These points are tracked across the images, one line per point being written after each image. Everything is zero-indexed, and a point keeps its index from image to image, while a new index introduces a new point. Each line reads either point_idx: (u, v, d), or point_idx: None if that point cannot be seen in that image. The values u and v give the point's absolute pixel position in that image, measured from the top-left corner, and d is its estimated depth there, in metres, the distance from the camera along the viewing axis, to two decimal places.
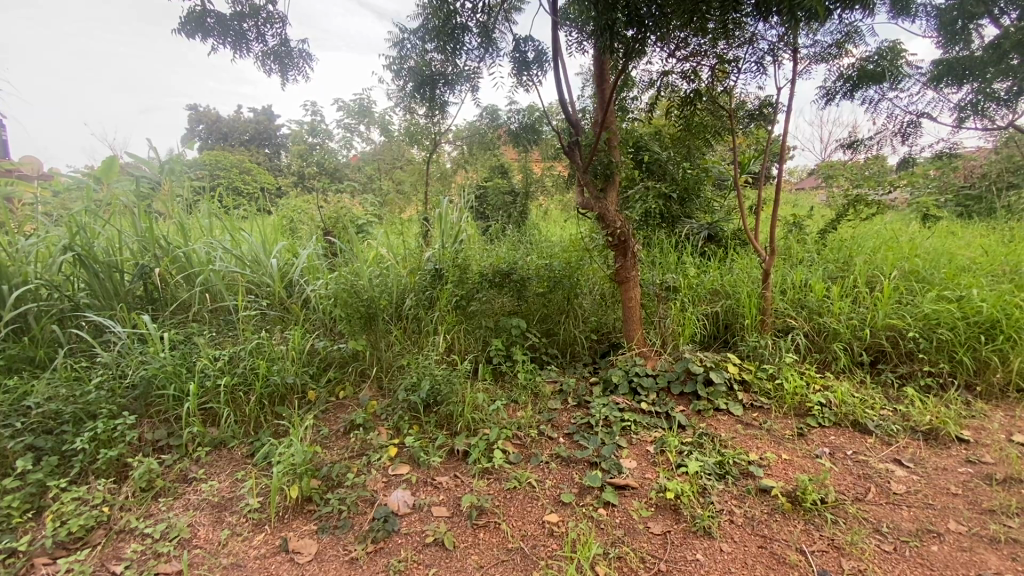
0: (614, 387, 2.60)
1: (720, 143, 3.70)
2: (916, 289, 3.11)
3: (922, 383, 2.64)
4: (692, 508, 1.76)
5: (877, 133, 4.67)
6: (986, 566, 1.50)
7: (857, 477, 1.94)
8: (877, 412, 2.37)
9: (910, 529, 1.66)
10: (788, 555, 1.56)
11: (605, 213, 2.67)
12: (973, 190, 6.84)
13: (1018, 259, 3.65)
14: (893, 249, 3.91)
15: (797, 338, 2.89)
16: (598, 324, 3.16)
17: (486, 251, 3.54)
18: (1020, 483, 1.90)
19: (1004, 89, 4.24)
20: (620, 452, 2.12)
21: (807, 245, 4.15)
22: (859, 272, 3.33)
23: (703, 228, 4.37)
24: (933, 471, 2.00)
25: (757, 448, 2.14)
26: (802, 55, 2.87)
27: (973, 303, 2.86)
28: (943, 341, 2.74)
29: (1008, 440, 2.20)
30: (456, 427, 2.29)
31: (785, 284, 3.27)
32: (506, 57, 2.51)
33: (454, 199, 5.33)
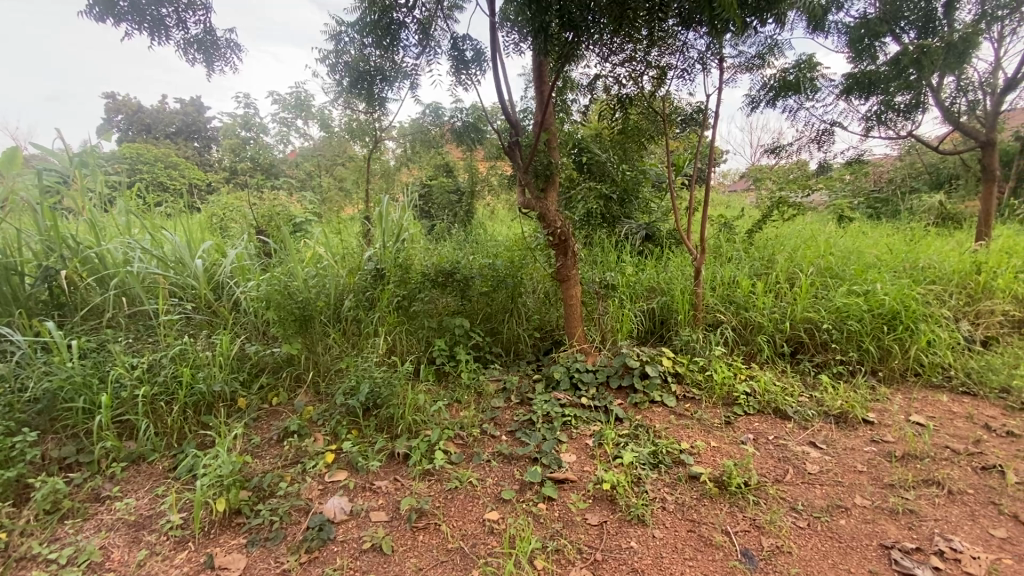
0: (556, 383, 2.65)
1: (655, 145, 3.85)
2: (830, 284, 3.38)
3: (835, 371, 2.87)
4: (628, 497, 1.82)
5: (797, 139, 5.06)
6: (886, 536, 1.64)
7: (777, 460, 2.08)
8: (796, 399, 2.55)
9: (822, 506, 1.80)
10: (714, 536, 1.65)
11: (546, 212, 2.71)
12: (881, 194, 7.55)
13: (917, 256, 4.05)
14: (811, 247, 4.23)
15: (725, 332, 3.06)
16: (541, 323, 3.21)
17: (429, 249, 3.51)
18: (916, 457, 2.10)
19: (904, 101, 4.58)
20: (560, 446, 2.16)
21: (735, 244, 4.40)
22: (781, 269, 3.58)
23: (641, 228, 4.54)
24: (843, 451, 2.17)
25: (688, 437, 2.25)
26: (729, 63, 3.04)
27: (877, 296, 3.13)
28: (853, 332, 2.99)
29: (906, 421, 2.42)
30: (396, 430, 2.25)
31: (715, 281, 3.46)
32: (445, 55, 2.49)
33: (398, 197, 5.25)
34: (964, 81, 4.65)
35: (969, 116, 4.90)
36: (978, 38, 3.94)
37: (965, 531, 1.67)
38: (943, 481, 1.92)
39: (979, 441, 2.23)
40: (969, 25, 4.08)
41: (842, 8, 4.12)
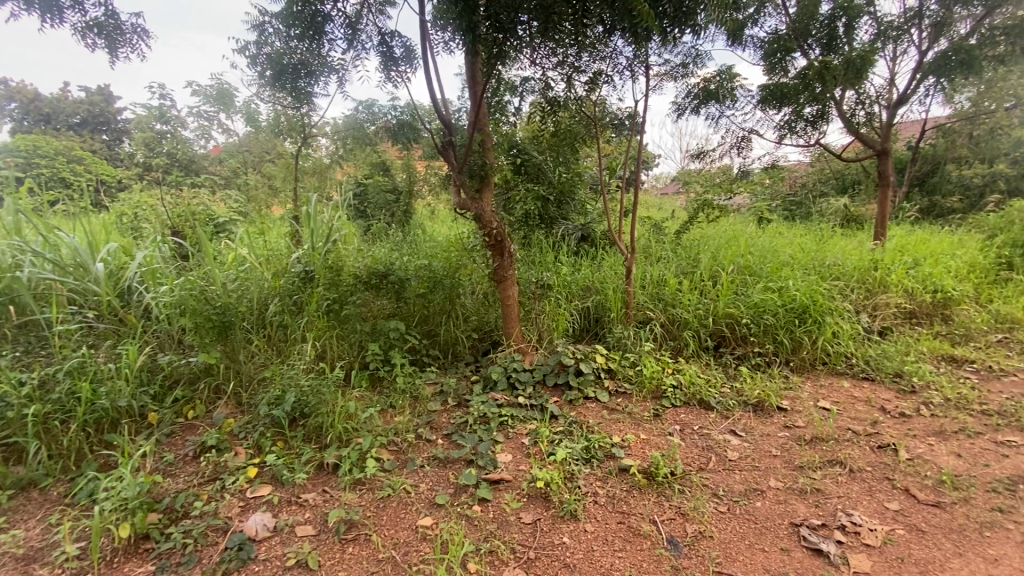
0: (493, 383, 2.66)
1: (589, 147, 3.96)
2: (749, 281, 3.61)
3: (753, 362, 3.07)
4: (561, 493, 1.85)
5: (720, 145, 5.38)
6: (797, 515, 1.77)
7: (701, 449, 2.20)
8: (718, 390, 2.70)
9: (740, 490, 1.91)
10: (642, 526, 1.71)
11: (482, 213, 2.71)
12: (795, 198, 8.19)
13: (824, 255, 4.41)
14: (733, 246, 4.51)
15: (654, 328, 3.20)
16: (479, 323, 3.20)
17: (362, 250, 3.40)
18: (822, 440, 2.28)
19: (812, 112, 4.98)
20: (496, 447, 2.16)
21: (665, 244, 4.60)
22: (706, 267, 3.78)
23: (577, 229, 4.66)
24: (760, 437, 2.32)
25: (620, 431, 2.32)
26: (656, 70, 3.17)
27: (789, 292, 3.38)
28: (768, 325, 3.21)
29: (815, 406, 2.63)
30: (326, 439, 2.15)
31: (646, 279, 3.60)
32: (374, 51, 2.42)
33: (331, 197, 5.07)
34: (862, 95, 5.13)
35: (868, 127, 5.40)
36: (872, 57, 4.35)
37: (863, 504, 1.82)
38: (844, 461, 2.09)
39: (876, 422, 2.45)
40: (865, 44, 4.50)
41: (758, 23, 4.43)
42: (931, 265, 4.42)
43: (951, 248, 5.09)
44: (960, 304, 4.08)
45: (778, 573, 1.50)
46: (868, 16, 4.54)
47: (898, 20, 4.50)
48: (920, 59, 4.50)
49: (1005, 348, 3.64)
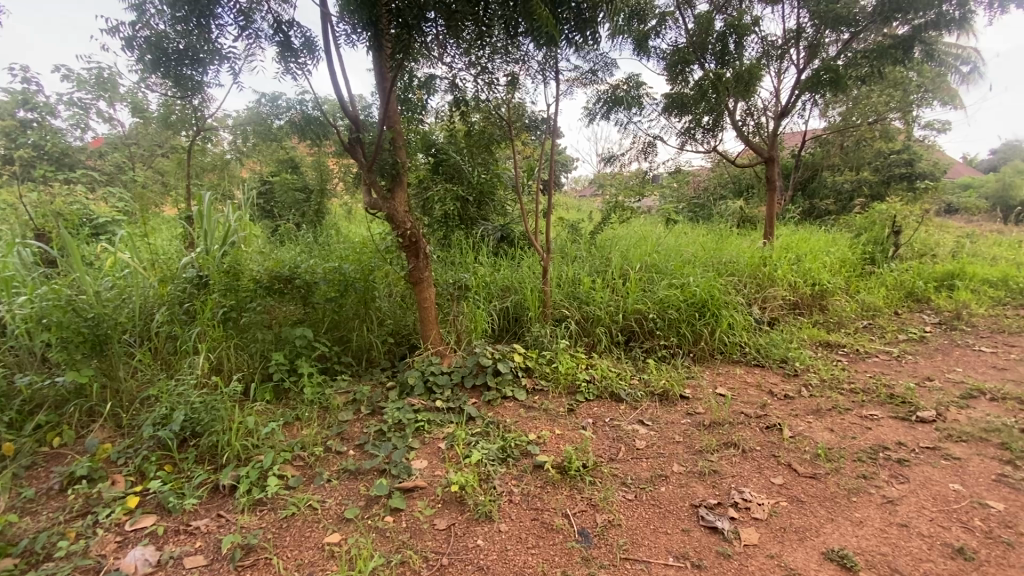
0: (409, 389, 2.60)
1: (504, 148, 3.99)
2: (655, 279, 3.82)
3: (660, 355, 3.27)
4: (476, 495, 1.84)
5: (629, 149, 5.66)
6: (696, 496, 1.89)
7: (612, 441, 2.29)
8: (628, 383, 2.84)
9: (646, 477, 2.01)
10: (555, 520, 1.74)
11: (394, 213, 2.63)
12: (698, 200, 8.82)
13: (722, 252, 4.79)
14: (643, 246, 4.76)
15: (570, 326, 3.29)
16: (396, 327, 3.10)
17: (266, 253, 3.18)
18: (719, 424, 2.46)
19: (709, 120, 5.37)
20: (411, 454, 2.11)
21: (580, 245, 4.76)
22: (617, 266, 3.95)
23: (496, 229, 4.68)
24: (665, 425, 2.46)
25: (536, 428, 2.36)
26: (566, 75, 3.26)
27: (690, 288, 3.63)
28: (673, 320, 3.42)
29: (713, 393, 2.84)
30: (222, 459, 1.99)
31: (561, 278, 3.70)
32: (269, 39, 2.27)
33: (233, 196, 4.71)
34: (751, 107, 5.63)
35: (757, 136, 5.92)
36: (758, 72, 4.77)
37: (753, 481, 1.99)
38: (738, 442, 2.28)
39: (765, 405, 2.69)
40: (752, 61, 4.93)
41: (660, 35, 4.71)
42: (811, 261, 4.94)
43: (827, 245, 5.73)
44: (834, 295, 4.60)
45: (679, 553, 1.59)
46: (755, 35, 4.97)
47: (779, 40, 4.98)
48: (797, 76, 5.02)
49: (869, 333, 4.15)
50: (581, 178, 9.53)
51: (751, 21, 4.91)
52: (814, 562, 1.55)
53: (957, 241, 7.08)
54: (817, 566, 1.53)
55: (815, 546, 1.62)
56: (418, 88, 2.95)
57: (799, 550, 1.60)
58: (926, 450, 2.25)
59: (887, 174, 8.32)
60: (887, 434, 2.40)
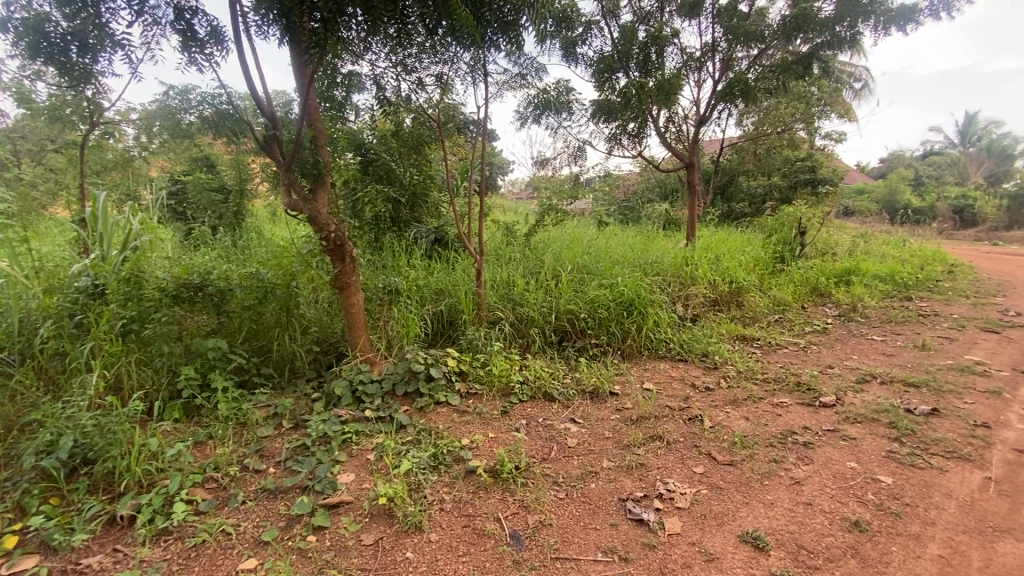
0: (336, 399, 2.49)
1: (435, 148, 3.93)
2: (586, 279, 3.91)
3: (591, 353, 3.36)
4: (405, 507, 1.78)
5: (559, 153, 5.78)
6: (623, 490, 1.94)
7: (544, 440, 2.31)
8: (561, 383, 2.89)
9: (577, 475, 2.04)
10: (486, 525, 1.73)
11: (316, 215, 2.51)
12: (628, 204, 9.17)
13: (649, 253, 4.99)
14: (575, 247, 4.87)
15: (504, 328, 3.29)
16: (322, 335, 2.95)
17: (174, 258, 2.93)
18: (646, 418, 2.56)
19: (633, 127, 5.59)
20: (337, 468, 2.02)
21: (514, 247, 4.79)
22: (550, 267, 4.02)
23: (429, 232, 4.61)
24: (595, 422, 2.52)
25: (468, 433, 2.33)
26: (494, 76, 3.27)
27: (619, 287, 3.75)
28: (603, 319, 3.53)
29: (640, 388, 2.95)
30: (120, 487, 1.80)
31: (494, 280, 3.70)
32: (169, 27, 2.10)
33: (138, 196, 4.31)
34: (672, 115, 5.92)
35: (678, 143, 6.23)
36: (678, 82, 5.03)
37: (677, 472, 2.07)
38: (663, 435, 2.37)
39: (687, 398, 2.83)
40: (673, 70, 5.18)
41: (587, 43, 4.84)
42: (728, 260, 5.27)
43: (742, 245, 6.14)
44: (748, 292, 4.94)
45: (607, 548, 1.63)
46: (674, 47, 5.23)
47: (697, 53, 5.28)
48: (713, 87, 5.34)
49: (780, 326, 4.49)
50: (516, 179, 9.62)
51: (671, 33, 5.16)
52: (730, 546, 1.63)
53: (852, 240, 7.83)
54: (734, 549, 1.62)
55: (732, 530, 1.71)
56: (341, 85, 2.84)
57: (718, 535, 1.69)
58: (827, 432, 2.45)
59: (793, 179, 9.05)
60: (794, 419, 2.60)
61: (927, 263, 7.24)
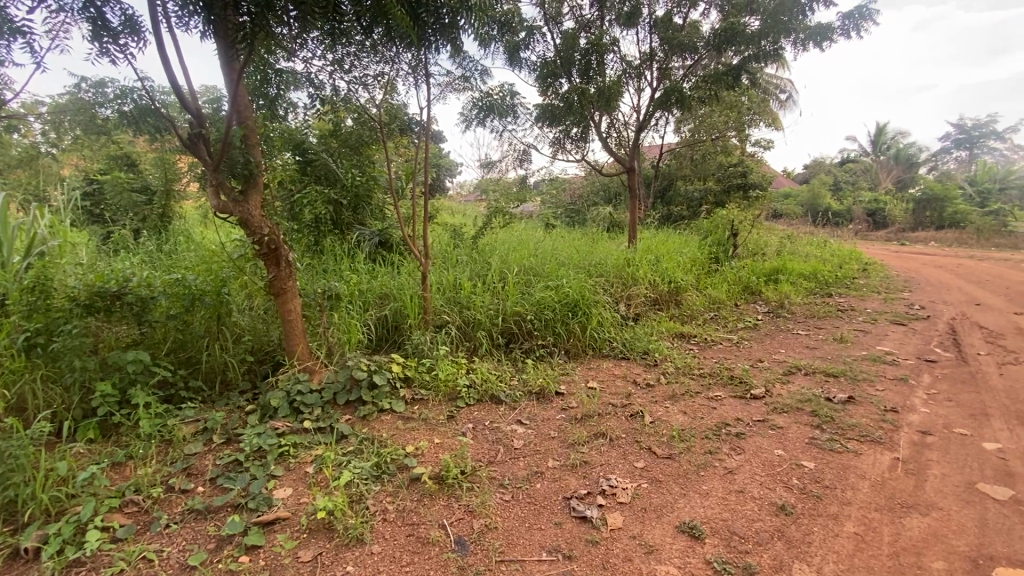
0: (272, 411, 2.38)
1: (377, 149, 3.84)
2: (532, 281, 3.95)
3: (538, 354, 3.39)
4: (346, 519, 1.73)
5: (504, 156, 5.82)
6: (568, 489, 1.97)
7: (491, 444, 2.31)
8: (507, 385, 2.90)
9: (523, 476, 2.05)
10: (431, 533, 1.70)
11: (248, 218, 2.38)
12: (573, 207, 9.36)
13: (592, 255, 5.11)
14: (521, 249, 4.91)
15: (450, 331, 3.26)
16: (257, 344, 2.81)
17: (88, 264, 2.69)
18: (590, 417, 2.61)
19: (576, 132, 5.71)
20: (273, 483, 1.93)
21: (460, 249, 4.77)
22: (496, 269, 4.02)
23: (373, 234, 4.51)
24: (541, 422, 2.54)
25: (413, 440, 2.29)
26: (436, 78, 3.24)
27: (564, 288, 3.81)
28: (549, 320, 3.57)
29: (585, 387, 3.01)
30: (23, 518, 1.64)
31: (440, 284, 3.66)
32: (76, 14, 1.93)
33: (47, 196, 3.94)
34: (613, 121, 6.10)
35: (619, 148, 6.42)
36: (618, 88, 5.19)
37: (619, 468, 2.13)
38: (606, 432, 2.43)
39: (630, 395, 2.92)
40: (613, 77, 5.34)
41: (530, 48, 4.91)
42: (667, 261, 5.49)
43: (680, 247, 6.41)
44: (686, 291, 5.16)
45: (552, 547, 1.65)
46: (614, 55, 5.39)
47: (635, 62, 5.47)
48: (651, 94, 5.55)
49: (715, 323, 4.72)
50: (464, 181, 9.60)
51: (611, 41, 5.32)
52: (668, 537, 1.69)
53: (779, 241, 8.36)
54: (672, 540, 1.68)
55: (671, 521, 1.78)
56: (276, 84, 2.72)
57: (657, 527, 1.75)
58: (758, 423, 2.60)
59: (727, 184, 9.54)
60: (728, 411, 2.74)
61: (844, 262, 7.85)
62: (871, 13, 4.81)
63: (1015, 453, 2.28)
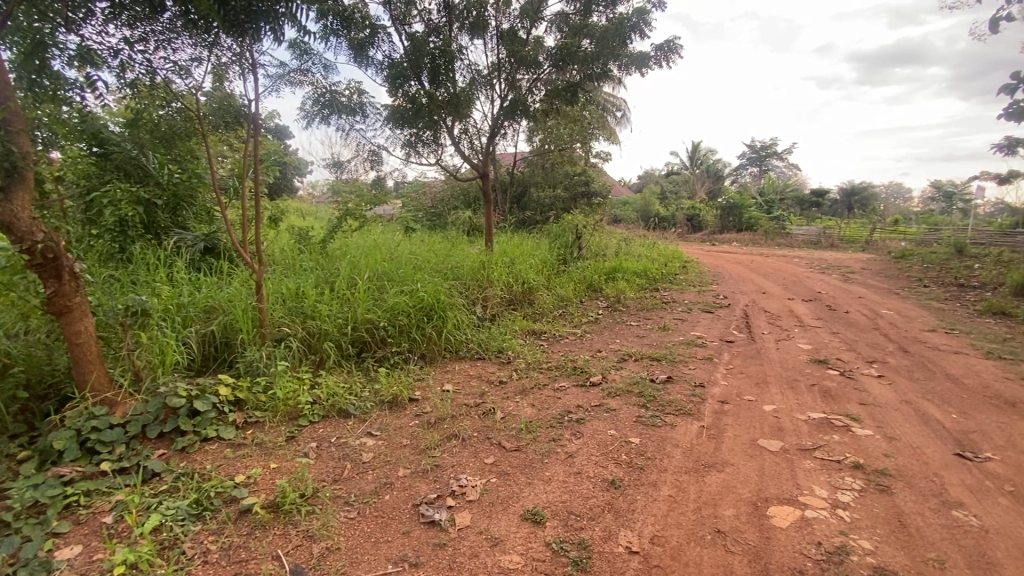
0: (57, 455, 1.96)
1: (196, 138, 3.39)
2: (385, 287, 3.83)
3: (391, 362, 3.29)
4: (153, 571, 1.50)
5: (353, 157, 5.58)
6: (418, 496, 1.95)
7: (337, 459, 2.19)
8: (357, 397, 2.78)
9: (371, 490, 1.99)
10: (262, 567, 1.56)
11: (11, 220, 1.92)
12: (431, 211, 9.35)
13: (448, 258, 5.14)
14: (374, 253, 4.74)
15: (292, 344, 3.02)
16: (33, 376, 2.29)
17: None
18: (443, 420, 2.62)
19: (428, 135, 5.69)
20: (56, 543, 1.60)
21: (306, 255, 4.44)
22: (344, 275, 3.82)
23: (198, 239, 3.96)
24: (393, 431, 2.48)
25: (244, 467, 2.08)
26: (263, 64, 2.96)
27: (418, 292, 3.76)
28: (403, 326, 3.50)
29: (440, 391, 3.02)
30: None
31: (279, 294, 3.37)
32: None
33: None
34: (467, 127, 6.20)
35: (472, 154, 6.55)
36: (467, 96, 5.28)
37: (469, 466, 2.18)
38: (458, 433, 2.46)
39: (483, 393, 3.00)
40: (463, 86, 5.42)
41: (377, 47, 4.76)
42: (520, 263, 5.75)
43: (532, 249, 6.77)
44: (538, 290, 5.46)
45: (398, 557, 1.62)
46: (463, 62, 5.49)
47: (483, 71, 5.63)
48: (499, 104, 5.76)
49: (564, 319, 5.08)
50: (313, 181, 8.99)
51: (459, 47, 5.40)
52: (513, 526, 1.77)
53: (618, 244, 9.31)
54: (516, 530, 1.76)
55: (516, 511, 1.87)
56: (71, 61, 2.27)
57: (503, 519, 1.82)
58: (595, 407, 2.85)
59: (573, 192, 10.33)
60: (571, 400, 2.97)
61: (668, 260, 9.04)
62: (677, 47, 5.60)
63: (783, 411, 2.84)
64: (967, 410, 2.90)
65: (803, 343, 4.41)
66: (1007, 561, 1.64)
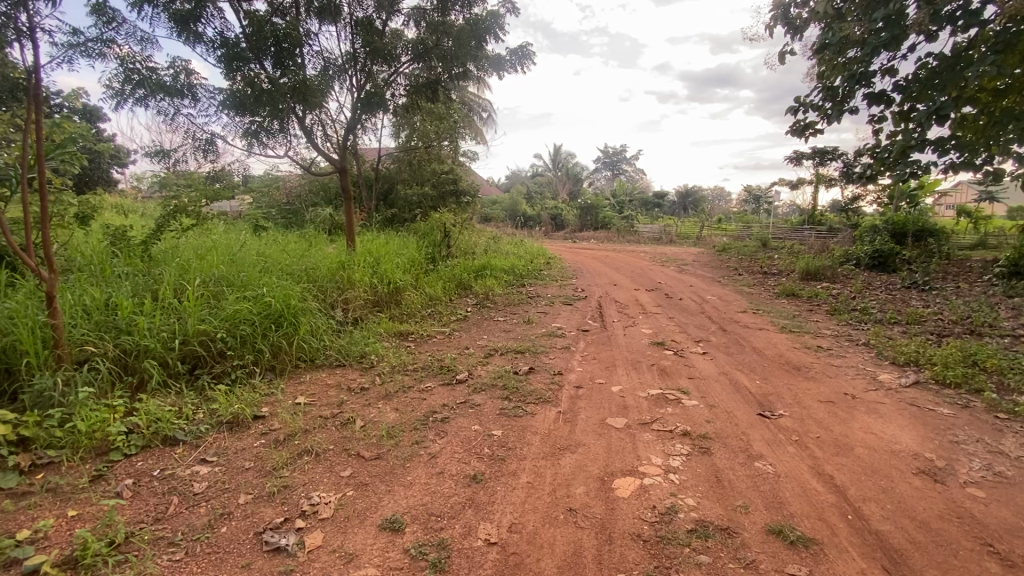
0: None
1: None
2: (223, 294, 3.41)
3: (232, 378, 2.95)
4: None
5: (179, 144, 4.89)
6: (261, 523, 1.77)
7: (160, 495, 1.91)
8: (186, 421, 2.44)
9: (204, 523, 1.76)
10: None
11: None
12: (286, 209, 8.60)
13: (299, 258, 4.76)
14: (211, 255, 4.20)
15: (99, 365, 2.54)
16: None
17: None
18: (295, 435, 2.42)
19: (273, 125, 5.19)
20: None
21: (121, 260, 3.77)
22: (168, 281, 3.32)
23: None
24: (234, 455, 2.23)
25: (30, 520, 1.71)
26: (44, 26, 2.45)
27: (264, 298, 3.42)
28: (245, 336, 3.15)
29: (291, 404, 2.78)
30: None
31: (81, 306, 2.81)
32: None
33: None
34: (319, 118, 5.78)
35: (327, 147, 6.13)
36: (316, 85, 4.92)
37: (323, 482, 2.04)
38: (312, 448, 2.30)
39: (342, 403, 2.83)
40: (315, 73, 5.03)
41: (207, 22, 4.22)
42: (385, 262, 5.55)
43: (401, 248, 6.57)
44: (405, 290, 5.33)
45: None
46: (313, 48, 5.09)
47: (337, 59, 5.28)
48: (354, 95, 5.46)
49: (431, 318, 5.04)
50: (136, 175, 7.73)
51: (308, 32, 5.00)
52: (370, 538, 1.71)
53: (485, 241, 9.48)
54: (372, 542, 1.69)
55: (373, 522, 1.80)
56: None
57: (359, 532, 1.74)
58: (461, 405, 2.87)
59: (441, 190, 10.25)
60: (436, 399, 2.95)
61: (533, 257, 9.44)
62: (529, 52, 5.84)
63: (629, 391, 3.14)
64: (767, 377, 3.49)
65: (646, 328, 4.92)
66: (792, 499, 2.01)
